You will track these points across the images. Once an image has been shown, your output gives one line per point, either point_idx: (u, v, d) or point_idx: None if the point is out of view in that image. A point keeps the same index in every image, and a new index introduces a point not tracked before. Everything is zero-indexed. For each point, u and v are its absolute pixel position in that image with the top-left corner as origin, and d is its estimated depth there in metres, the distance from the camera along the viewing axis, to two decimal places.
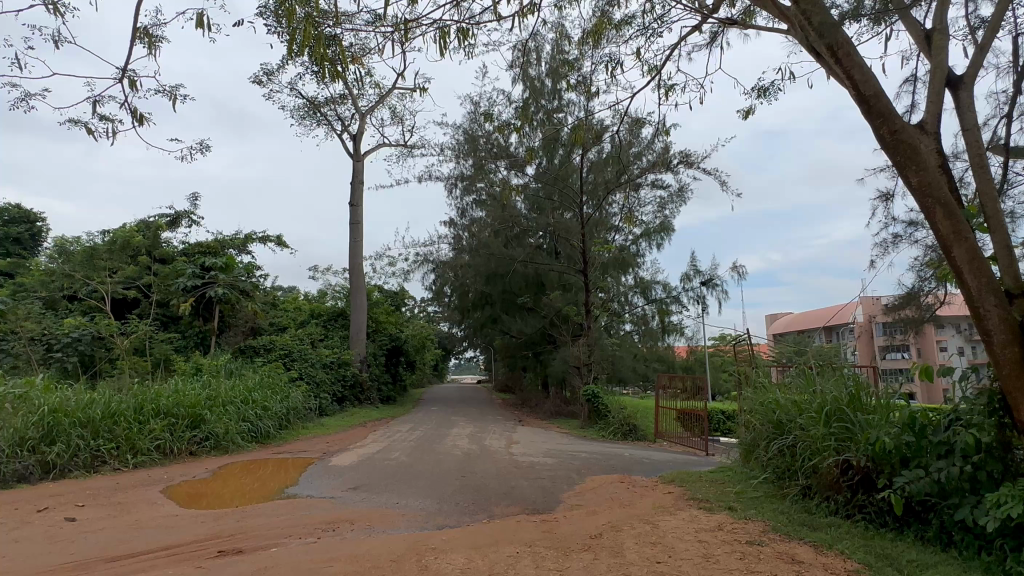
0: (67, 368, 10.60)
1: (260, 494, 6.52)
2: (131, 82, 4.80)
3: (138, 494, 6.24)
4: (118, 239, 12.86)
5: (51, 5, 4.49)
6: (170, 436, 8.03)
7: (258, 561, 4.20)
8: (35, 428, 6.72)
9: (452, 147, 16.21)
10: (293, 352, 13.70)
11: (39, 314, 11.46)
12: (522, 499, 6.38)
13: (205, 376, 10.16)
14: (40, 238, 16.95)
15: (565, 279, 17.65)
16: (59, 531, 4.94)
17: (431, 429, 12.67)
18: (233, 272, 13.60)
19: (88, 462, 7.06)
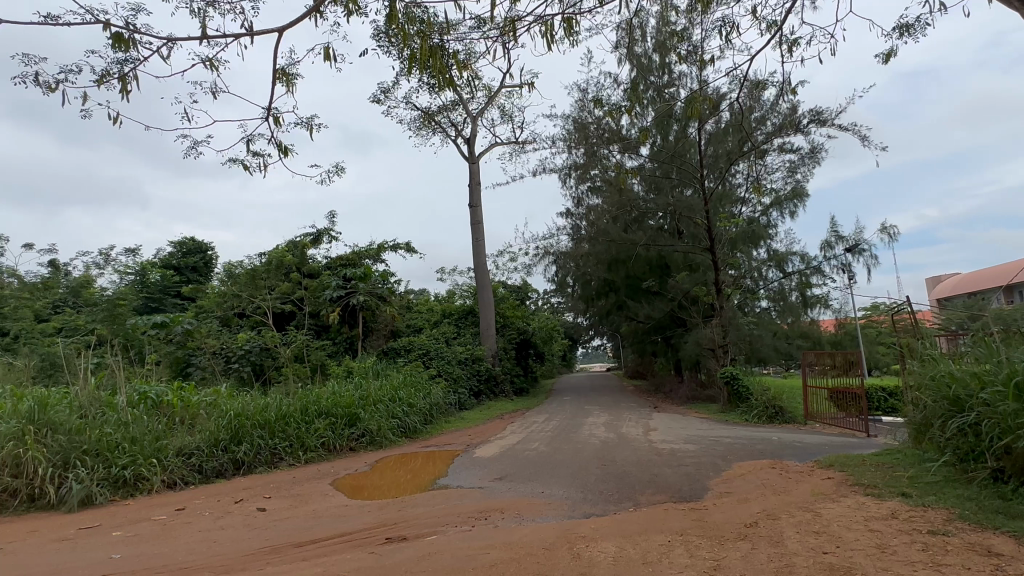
0: (243, 376, 12.04)
1: (414, 485, 7.00)
2: (275, 119, 5.32)
3: (313, 487, 6.99)
4: (273, 259, 14.46)
5: (208, 61, 5.10)
6: (332, 433, 8.88)
7: (422, 547, 4.54)
8: (225, 430, 7.69)
9: (563, 138, 16.24)
10: (431, 350, 14.49)
11: (218, 331, 13.09)
12: (667, 486, 6.29)
13: (357, 378, 11.12)
14: (212, 265, 19.30)
15: (690, 258, 16.98)
16: (255, 519, 5.67)
17: (567, 418, 12.81)
18: (371, 280, 14.74)
19: (269, 459, 7.99)
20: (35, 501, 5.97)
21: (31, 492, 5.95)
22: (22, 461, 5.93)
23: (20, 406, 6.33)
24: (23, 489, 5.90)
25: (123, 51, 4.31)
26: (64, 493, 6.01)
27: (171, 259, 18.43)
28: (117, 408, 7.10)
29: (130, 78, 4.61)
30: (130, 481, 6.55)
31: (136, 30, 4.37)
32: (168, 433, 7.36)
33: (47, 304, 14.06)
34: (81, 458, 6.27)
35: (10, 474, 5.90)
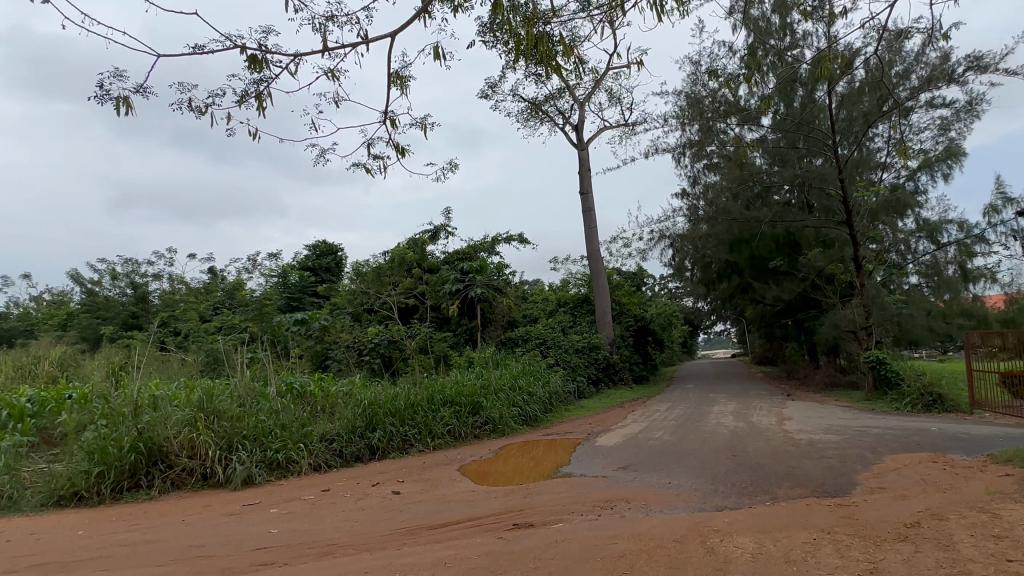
0: (374, 367, 12.80)
1: (538, 473, 7.07)
2: (392, 122, 5.52)
3: (441, 472, 7.29)
4: (396, 257, 15.24)
5: (330, 73, 5.40)
6: (457, 421, 9.21)
7: (549, 534, 4.55)
8: (361, 418, 8.24)
9: (676, 115, 15.55)
10: (548, 340, 14.58)
11: (350, 326, 14.05)
12: (808, 480, 5.82)
13: (478, 368, 11.46)
14: (343, 265, 20.70)
15: (823, 234, 15.63)
16: (390, 501, 6.01)
17: (691, 406, 12.32)
18: (488, 272, 15.09)
19: (401, 445, 8.44)
20: (207, 479, 6.70)
21: (203, 471, 6.69)
22: (195, 444, 6.70)
23: (192, 396, 7.14)
24: (197, 469, 6.65)
25: (258, 72, 4.66)
26: (230, 472, 6.71)
27: (307, 261, 20.01)
28: (269, 398, 7.83)
29: (265, 96, 4.99)
30: (282, 464, 7.20)
31: (268, 50, 4.68)
32: (312, 420, 8.00)
33: (208, 306, 15.81)
34: (241, 442, 6.99)
35: (187, 455, 6.66)
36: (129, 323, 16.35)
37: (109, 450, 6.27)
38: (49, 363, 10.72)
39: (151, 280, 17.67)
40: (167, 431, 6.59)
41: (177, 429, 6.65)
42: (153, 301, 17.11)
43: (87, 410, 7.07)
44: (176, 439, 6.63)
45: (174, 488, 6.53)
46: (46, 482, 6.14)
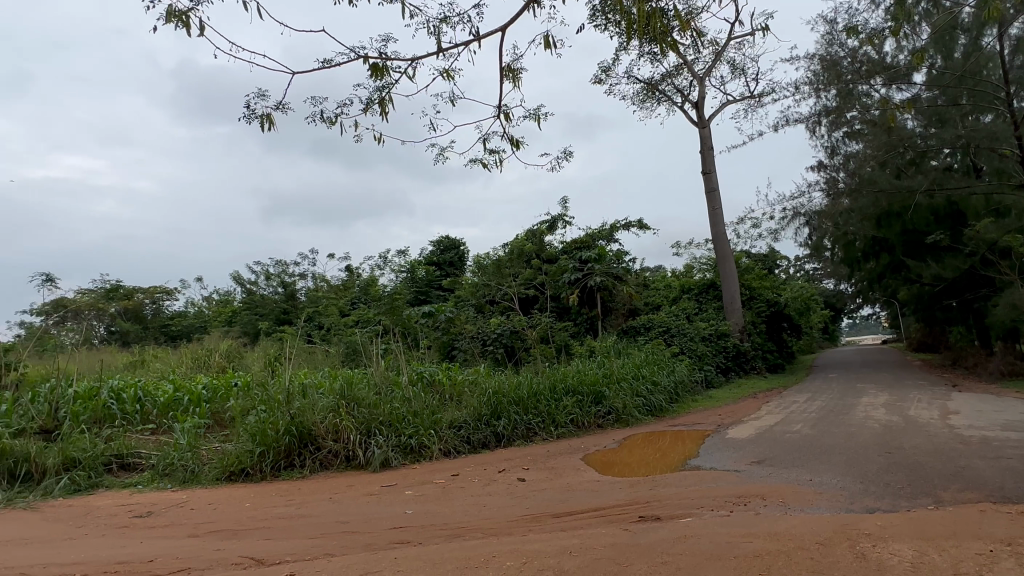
0: (498, 357, 13.10)
1: (665, 464, 6.86)
2: (506, 115, 5.58)
3: (566, 461, 7.32)
4: (515, 249, 15.48)
5: (446, 72, 5.57)
6: (580, 410, 9.20)
7: (678, 528, 4.40)
8: (486, 406, 8.51)
9: (809, 82, 14.29)
10: (672, 328, 14.10)
11: (474, 317, 14.49)
12: (981, 483, 5.11)
13: (600, 357, 11.36)
14: (465, 259, 21.41)
15: (996, 201, 13.59)
16: (517, 488, 6.14)
17: (835, 398, 11.32)
18: (606, 261, 14.87)
19: (525, 433, 8.61)
20: (350, 461, 7.24)
21: (347, 454, 7.24)
22: (340, 429, 7.29)
23: (334, 384, 7.82)
24: (341, 452, 7.21)
25: (380, 79, 4.92)
26: (369, 455, 7.21)
27: (432, 256, 20.92)
28: (402, 386, 8.33)
29: (387, 102, 5.26)
30: (416, 448, 7.61)
31: (387, 58, 4.92)
32: (441, 408, 8.38)
33: (347, 301, 17.06)
34: (379, 427, 7.50)
35: (333, 439, 7.25)
36: (281, 318, 18.10)
37: (268, 432, 6.99)
38: (219, 355, 12.16)
39: (298, 279, 19.43)
40: (316, 416, 7.24)
41: (323, 415, 7.30)
42: (300, 298, 18.81)
43: (250, 397, 7.96)
44: (323, 424, 7.26)
45: (323, 468, 7.13)
46: (220, 459, 6.90)
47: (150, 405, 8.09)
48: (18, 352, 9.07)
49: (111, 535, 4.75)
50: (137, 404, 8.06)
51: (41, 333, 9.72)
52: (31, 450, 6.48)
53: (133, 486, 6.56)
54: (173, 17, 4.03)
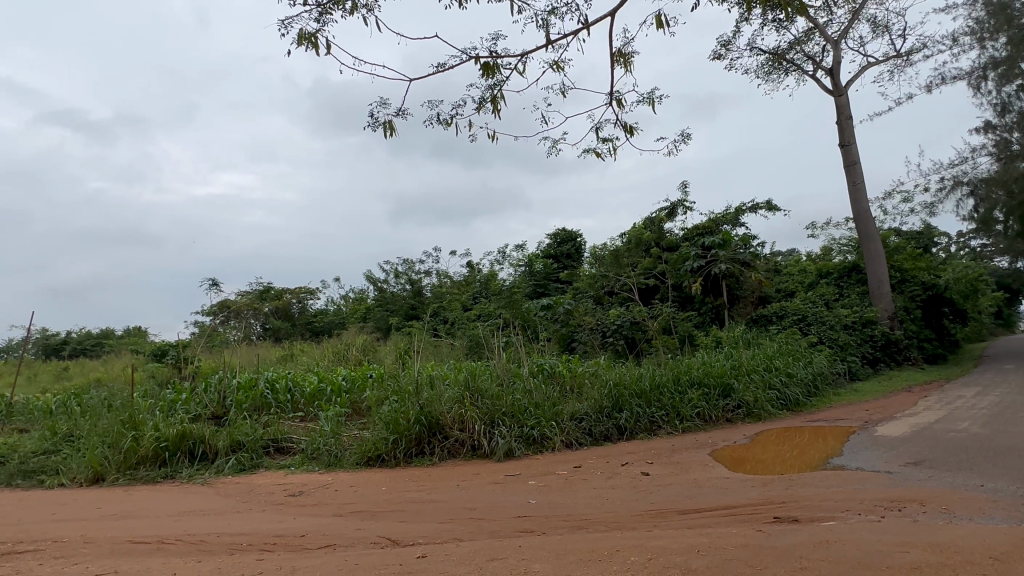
0: (619, 349, 12.88)
1: (803, 463, 6.38)
2: (619, 101, 5.43)
3: (692, 456, 7.05)
4: (633, 238, 15.13)
5: (556, 64, 5.55)
6: (707, 404, 8.81)
7: (819, 532, 4.07)
8: (607, 398, 8.41)
9: (971, 32, 12.55)
10: (809, 316, 13.06)
11: (593, 309, 14.34)
12: None
13: (727, 349, 10.80)
14: (582, 250, 21.29)
15: None
16: (640, 482, 6.02)
17: (1013, 392, 9.85)
18: (732, 246, 14.08)
19: (648, 426, 8.40)
20: (475, 450, 7.48)
21: (472, 443, 7.48)
22: (465, 419, 7.57)
23: (459, 376, 8.16)
24: (467, 441, 7.48)
25: (491, 77, 5.00)
26: (493, 445, 7.41)
27: (550, 249, 21.02)
28: (523, 377, 8.49)
29: (499, 99, 5.33)
30: (538, 439, 7.70)
31: (497, 56, 4.99)
32: (562, 400, 8.40)
33: (469, 296, 17.63)
34: (501, 418, 7.69)
35: (459, 428, 7.55)
36: (409, 313, 19.14)
37: (400, 421, 7.43)
38: (356, 349, 13.11)
39: (423, 276, 20.46)
40: (443, 406, 7.59)
41: (449, 405, 7.63)
42: (426, 294, 19.78)
43: (384, 388, 8.51)
44: (449, 414, 7.58)
45: (450, 456, 7.44)
46: (359, 445, 7.43)
47: (299, 395, 8.92)
48: (193, 348, 10.41)
49: (271, 511, 5.31)
50: (289, 394, 8.92)
51: (210, 330, 11.08)
52: (206, 432, 7.41)
53: (287, 467, 7.28)
54: (304, 40, 4.37)
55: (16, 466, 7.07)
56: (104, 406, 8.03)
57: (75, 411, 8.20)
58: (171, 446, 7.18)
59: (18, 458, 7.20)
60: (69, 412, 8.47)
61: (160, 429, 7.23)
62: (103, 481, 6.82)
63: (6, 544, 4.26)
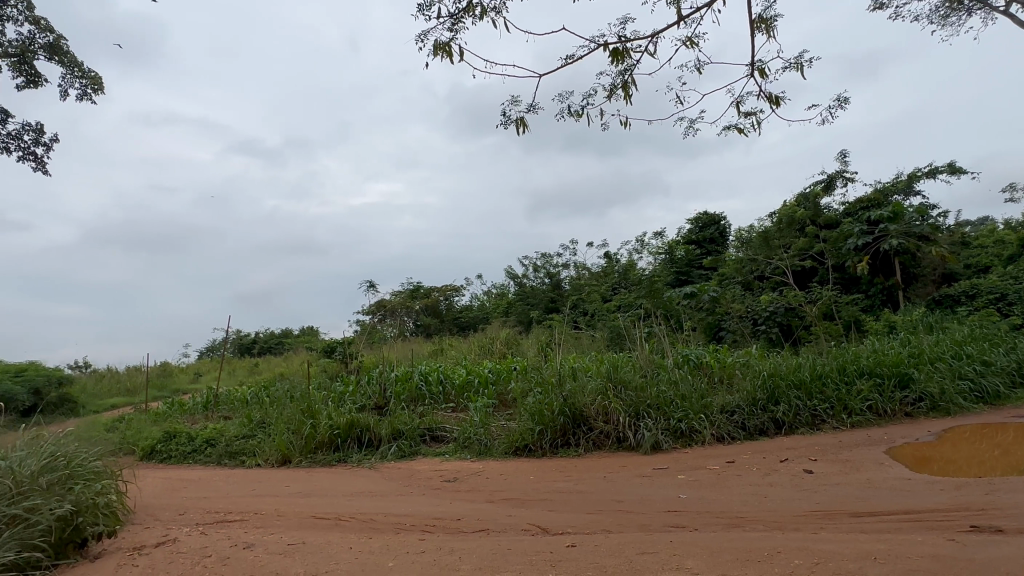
0: (773, 337, 12.01)
1: (1007, 465, 5.49)
2: (763, 70, 5.00)
3: (864, 453, 6.38)
4: (784, 217, 13.99)
5: (690, 40, 5.26)
6: (880, 396, 7.91)
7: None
8: (761, 390, 7.88)
9: None
10: (1009, 293, 11.19)
11: (742, 295, 13.46)
12: None
13: (903, 334, 9.61)
14: (727, 234, 20.10)
15: None
16: (803, 480, 5.57)
17: None
18: (905, 219, 12.47)
19: (810, 420, 7.74)
20: (621, 442, 7.40)
21: (617, 435, 7.41)
22: (609, 410, 7.53)
23: (601, 368, 8.13)
24: (612, 433, 7.42)
25: (621, 63, 4.87)
26: (639, 438, 7.27)
27: (691, 234, 20.11)
28: (667, 368, 8.26)
29: (629, 85, 5.17)
30: (686, 432, 7.42)
31: (626, 40, 4.84)
32: (711, 391, 8.02)
33: (608, 287, 17.40)
34: (647, 410, 7.53)
35: (603, 420, 7.52)
36: (549, 306, 19.40)
37: (545, 412, 7.57)
38: (500, 342, 13.59)
39: (561, 269, 20.63)
40: (586, 398, 7.63)
41: (592, 397, 7.64)
42: (565, 287, 19.94)
43: (529, 380, 8.73)
44: (593, 406, 7.58)
45: (596, 447, 7.42)
46: (506, 435, 7.70)
47: (450, 387, 9.46)
48: (356, 344, 11.44)
49: (430, 495, 5.70)
50: (441, 386, 9.50)
51: (370, 328, 12.09)
52: (371, 421, 8.14)
53: (442, 455, 7.76)
54: (438, 50, 4.59)
55: (224, 448, 8.29)
56: (288, 397, 9.14)
57: (266, 401, 9.41)
58: (343, 433, 7.99)
59: (224, 441, 8.44)
60: (261, 402, 9.75)
61: (333, 418, 8.07)
62: (289, 462, 7.76)
63: (219, 514, 5.01)
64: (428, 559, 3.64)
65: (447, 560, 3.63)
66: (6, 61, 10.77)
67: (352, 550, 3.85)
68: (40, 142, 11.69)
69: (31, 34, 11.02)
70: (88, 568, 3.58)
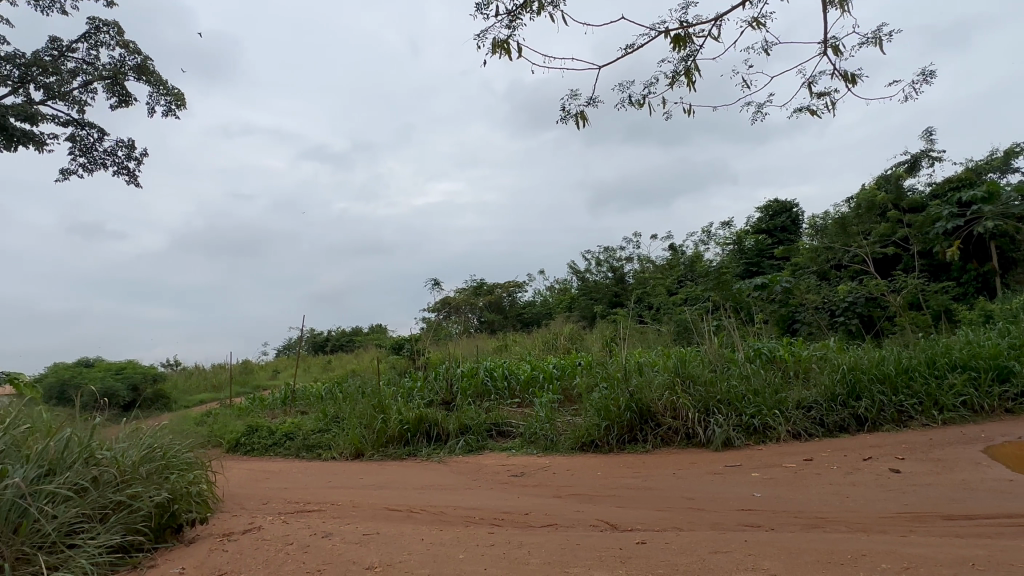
0: (852, 329, 11.38)
1: None
2: (836, 47, 4.72)
3: (957, 452, 5.95)
4: (863, 202, 13.19)
5: (755, 20, 5.03)
6: (976, 391, 7.35)
7: None
8: (841, 384, 7.48)
9: None
10: None
11: (817, 285, 12.79)
12: None
13: (1002, 324, 8.88)
14: (800, 221, 19.19)
15: None
16: (889, 480, 5.25)
17: None
18: (1002, 199, 11.51)
19: (896, 417, 7.30)
20: (690, 438, 7.22)
21: (687, 431, 7.24)
22: (677, 406, 7.36)
23: (668, 362, 7.97)
24: (681, 429, 7.25)
25: (683, 50, 4.72)
26: (710, 434, 7.08)
27: (761, 223, 19.32)
28: (738, 363, 7.99)
29: (692, 71, 5.01)
30: (759, 429, 7.16)
31: (688, 25, 4.69)
32: (785, 386, 7.69)
33: (673, 280, 16.98)
34: (717, 405, 7.32)
35: (671, 416, 7.36)
36: (614, 301, 19.17)
37: (611, 407, 7.49)
38: (564, 338, 13.54)
39: (625, 262, 20.32)
40: (653, 393, 7.49)
41: (660, 392, 7.49)
42: (629, 281, 19.65)
43: (594, 375, 8.66)
44: (661, 401, 7.43)
45: (664, 443, 7.28)
46: (572, 431, 7.68)
47: (515, 382, 9.52)
48: (423, 341, 11.69)
49: (498, 489, 5.76)
50: (506, 381, 9.58)
51: (436, 325, 12.33)
52: (439, 416, 8.32)
53: (508, 450, 7.82)
54: (497, 48, 4.62)
55: (301, 441, 8.69)
56: (360, 393, 9.46)
57: (339, 397, 9.78)
58: (412, 428, 8.20)
59: (302, 435, 8.85)
60: (335, 398, 10.15)
61: (403, 412, 8.30)
62: (363, 456, 8.05)
63: (299, 504, 5.27)
64: (498, 552, 3.69)
65: (516, 553, 3.67)
66: (100, 83, 11.65)
67: (424, 542, 3.95)
68: (132, 156, 12.58)
69: (122, 57, 11.87)
70: (183, 552, 3.84)
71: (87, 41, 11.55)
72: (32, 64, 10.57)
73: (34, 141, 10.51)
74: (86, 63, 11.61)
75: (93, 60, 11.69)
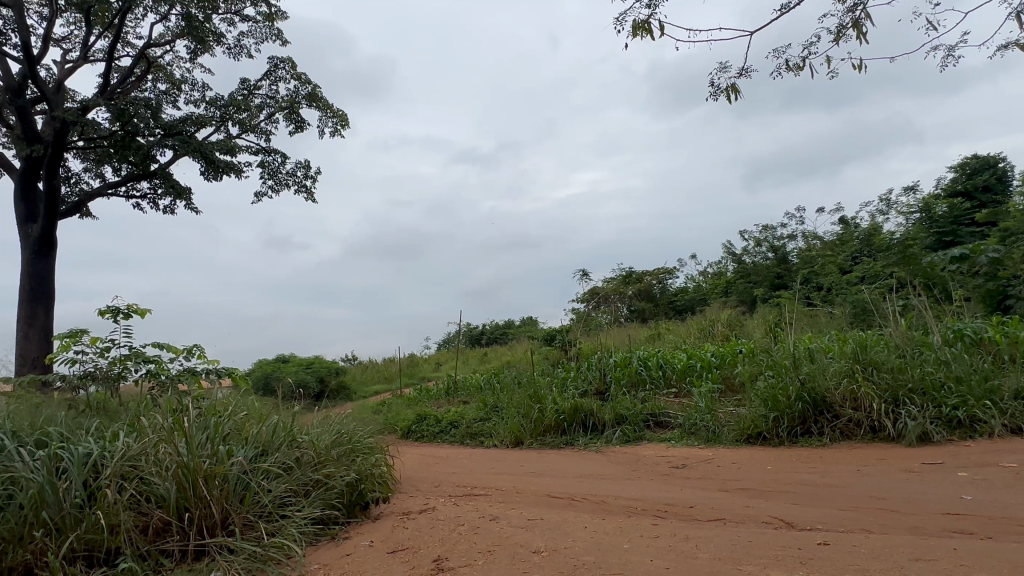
0: None
1: None
2: None
3: None
4: None
5: None
6: None
7: None
8: None
9: None
10: None
11: None
12: None
13: None
14: (1010, 177, 16.30)
15: None
16: None
17: None
18: None
19: None
20: (877, 432, 6.48)
21: (872, 424, 6.51)
22: (858, 396, 6.62)
23: (845, 348, 7.21)
24: (865, 421, 6.52)
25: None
26: (901, 427, 6.28)
27: (957, 184, 16.71)
28: (934, 347, 6.99)
29: (863, 19, 4.48)
30: (965, 423, 6.22)
31: None
32: (998, 372, 6.59)
33: (846, 257, 15.30)
34: (908, 395, 6.47)
35: (851, 407, 6.65)
36: (776, 283, 17.77)
37: (780, 397, 6.95)
38: (721, 324, 12.85)
39: (787, 240, 18.76)
40: (828, 382, 6.83)
41: (836, 380, 6.81)
42: (793, 260, 18.09)
43: (759, 362, 8.12)
44: (838, 390, 6.75)
45: (845, 437, 6.60)
46: (737, 422, 7.24)
47: (670, 371, 9.24)
48: (573, 331, 11.75)
49: (659, 481, 5.63)
50: (661, 371, 9.32)
51: (585, 316, 12.36)
52: (594, 406, 8.33)
53: (667, 441, 7.60)
54: (637, 30, 4.48)
55: (465, 429, 9.22)
56: (516, 383, 9.82)
57: (497, 388, 10.23)
58: (568, 418, 8.31)
59: (465, 424, 9.39)
60: (492, 388, 10.62)
61: (558, 402, 8.45)
62: (522, 443, 8.32)
63: (468, 488, 5.59)
64: (662, 544, 3.62)
65: (682, 546, 3.57)
66: (281, 113, 13.27)
67: (587, 530, 3.99)
68: (309, 175, 14.21)
69: (296, 88, 13.43)
70: (372, 526, 4.26)
71: (269, 78, 13.22)
72: (230, 104, 12.36)
73: (235, 170, 12.27)
74: (269, 98, 13.31)
75: (274, 94, 13.36)
